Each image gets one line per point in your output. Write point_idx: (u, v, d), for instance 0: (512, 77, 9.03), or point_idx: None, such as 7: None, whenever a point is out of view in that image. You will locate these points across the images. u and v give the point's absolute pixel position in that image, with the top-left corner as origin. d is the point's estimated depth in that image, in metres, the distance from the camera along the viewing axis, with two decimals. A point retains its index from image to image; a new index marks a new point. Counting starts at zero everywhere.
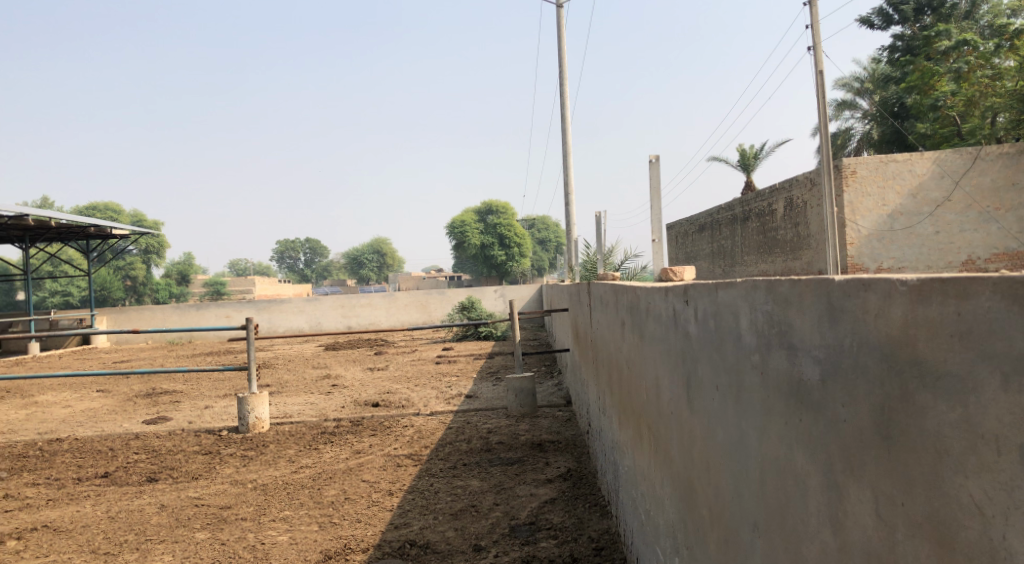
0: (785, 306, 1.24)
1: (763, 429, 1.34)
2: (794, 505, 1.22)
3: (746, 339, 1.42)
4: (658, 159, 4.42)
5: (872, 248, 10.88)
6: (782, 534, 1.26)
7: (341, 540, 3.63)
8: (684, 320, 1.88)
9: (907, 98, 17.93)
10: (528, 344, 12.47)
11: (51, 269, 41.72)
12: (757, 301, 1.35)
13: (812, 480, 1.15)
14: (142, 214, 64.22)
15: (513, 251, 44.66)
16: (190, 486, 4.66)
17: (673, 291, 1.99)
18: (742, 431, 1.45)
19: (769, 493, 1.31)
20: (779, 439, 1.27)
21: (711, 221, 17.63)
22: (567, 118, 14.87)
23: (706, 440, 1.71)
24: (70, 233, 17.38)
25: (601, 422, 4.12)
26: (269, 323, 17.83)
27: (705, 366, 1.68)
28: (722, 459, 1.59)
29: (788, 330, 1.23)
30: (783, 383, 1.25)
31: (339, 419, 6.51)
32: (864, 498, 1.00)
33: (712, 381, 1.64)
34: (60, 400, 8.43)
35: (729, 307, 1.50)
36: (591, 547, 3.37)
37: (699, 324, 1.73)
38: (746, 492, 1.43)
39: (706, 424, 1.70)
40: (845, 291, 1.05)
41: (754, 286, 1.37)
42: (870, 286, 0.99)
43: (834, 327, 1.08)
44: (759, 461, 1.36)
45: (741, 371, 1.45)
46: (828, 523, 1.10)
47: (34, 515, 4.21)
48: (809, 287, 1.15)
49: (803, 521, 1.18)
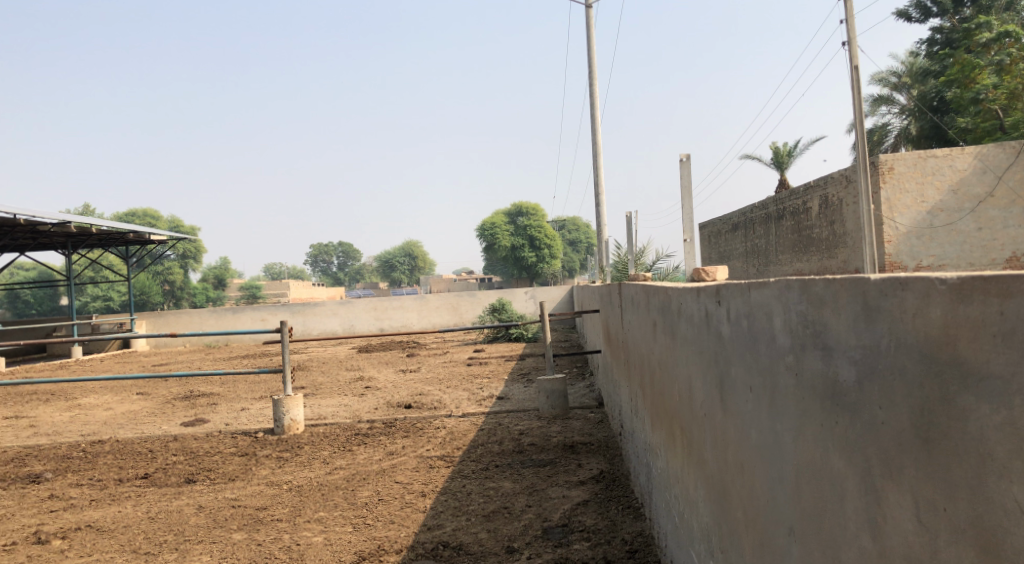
0: (820, 306, 1.21)
1: (798, 431, 1.32)
2: (830, 509, 1.19)
3: (780, 340, 1.39)
4: (689, 159, 4.38)
5: (910, 245, 10.64)
6: (819, 538, 1.23)
7: (375, 541, 3.66)
8: (716, 321, 1.85)
9: (946, 91, 17.48)
10: (559, 346, 12.46)
11: (93, 275, 43.00)
12: (791, 301, 1.33)
13: (849, 483, 1.13)
14: (179, 219, 65.73)
15: (544, 253, 44.68)
16: (227, 487, 4.76)
17: (705, 291, 1.96)
18: (777, 434, 1.42)
19: (805, 496, 1.28)
20: (815, 442, 1.24)
21: (744, 220, 17.41)
22: (597, 119, 14.82)
23: (740, 443, 1.68)
24: (111, 240, 17.86)
25: (633, 424, 4.09)
26: (302, 326, 18.10)
27: (738, 368, 1.66)
28: (756, 462, 1.56)
29: (823, 330, 1.21)
30: (818, 385, 1.23)
31: (372, 421, 6.58)
32: (904, 502, 0.98)
33: (746, 382, 1.61)
34: (102, 403, 8.68)
35: (762, 307, 1.48)
36: (624, 549, 3.35)
37: (731, 325, 1.70)
38: (781, 495, 1.41)
39: (740, 426, 1.67)
40: (882, 290, 1.03)
41: (787, 285, 1.35)
42: (907, 285, 0.96)
43: (870, 327, 1.06)
44: (795, 464, 1.34)
45: (775, 373, 1.42)
46: (866, 528, 1.07)
47: (78, 515, 4.34)
48: (843, 287, 1.13)
49: (841, 526, 1.15)
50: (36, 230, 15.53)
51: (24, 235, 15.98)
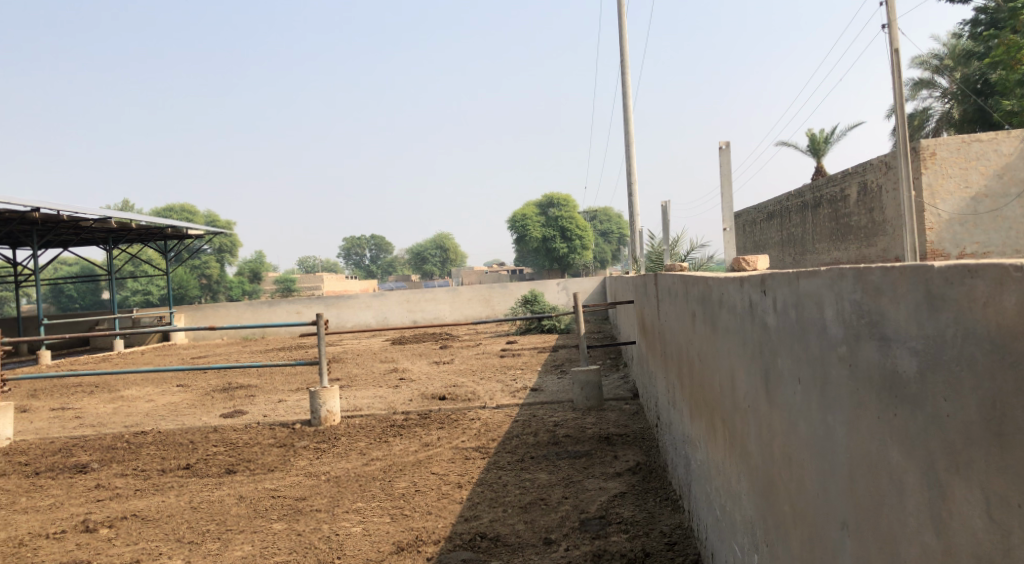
0: (877, 295, 1.17)
1: (852, 423, 1.28)
2: (889, 503, 1.15)
3: (831, 330, 1.36)
4: (728, 147, 4.31)
5: (953, 232, 10.49)
6: (876, 533, 1.20)
7: (413, 532, 3.70)
8: (760, 311, 1.83)
9: (991, 73, 16.90)
10: (592, 337, 12.42)
11: (133, 269, 44.24)
12: (844, 290, 1.29)
13: (909, 477, 1.09)
14: (215, 214, 66.97)
15: (575, 244, 44.53)
16: (266, 478, 4.87)
17: (749, 281, 1.93)
18: (828, 425, 1.39)
19: (861, 489, 1.25)
20: (871, 434, 1.21)
21: (779, 209, 17.10)
22: (629, 108, 14.68)
23: (788, 435, 1.65)
24: (150, 235, 18.31)
25: (670, 416, 4.06)
26: (337, 318, 18.35)
27: (786, 359, 1.63)
28: (806, 455, 1.53)
29: (880, 319, 1.16)
30: (875, 375, 1.18)
31: (407, 413, 6.65)
32: (973, 496, 0.94)
33: (794, 374, 1.58)
34: (144, 395, 8.93)
35: (812, 297, 1.45)
36: (663, 541, 3.34)
37: (777, 316, 1.68)
38: (834, 489, 1.37)
39: (788, 418, 1.64)
40: (947, 278, 0.98)
41: (839, 275, 1.31)
42: (978, 273, 0.92)
43: (934, 317, 1.02)
44: (848, 457, 1.30)
45: (826, 364, 1.39)
46: (930, 524, 1.04)
47: (124, 504, 4.49)
48: (903, 274, 1.09)
49: (901, 521, 1.12)
50: (79, 226, 16.00)
51: (68, 231, 16.49)
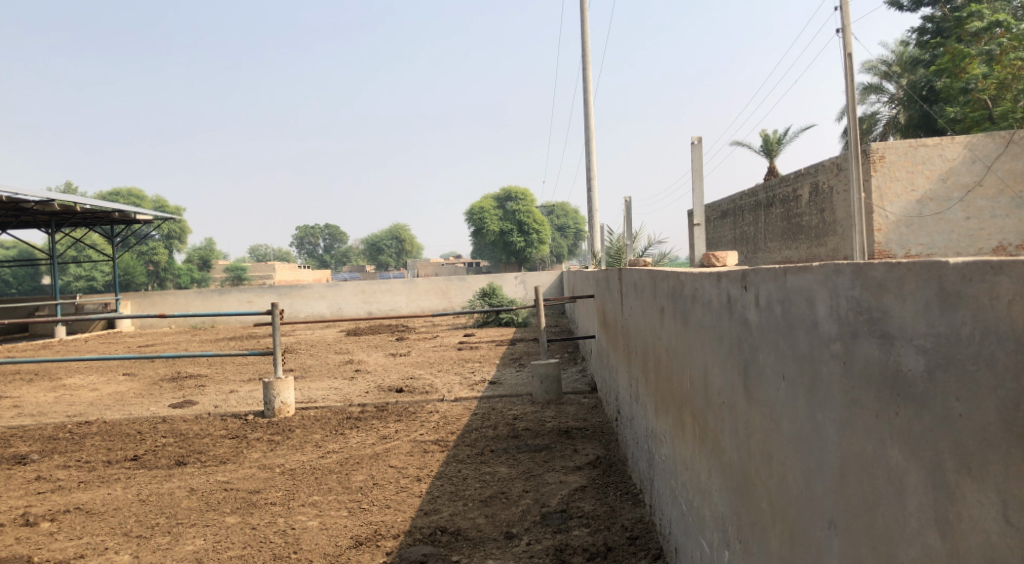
0: (879, 292, 1.15)
1: (844, 422, 1.28)
2: (885, 504, 1.14)
3: (824, 326, 1.35)
4: (700, 141, 4.39)
5: (899, 234, 11.16)
6: (868, 534, 1.19)
7: (372, 526, 3.66)
8: (741, 307, 1.85)
9: (937, 80, 17.60)
10: (550, 332, 12.49)
11: (75, 255, 42.55)
12: (840, 286, 1.28)
13: (910, 477, 1.07)
14: (163, 198, 64.77)
15: (533, 238, 44.76)
16: (218, 470, 4.74)
17: (728, 276, 1.96)
18: (817, 424, 1.39)
19: (852, 489, 1.25)
20: (867, 432, 1.19)
21: (733, 208, 17.50)
22: (590, 103, 14.82)
23: (770, 432, 1.67)
24: (95, 219, 17.60)
25: (632, 411, 4.11)
26: (290, 308, 18.00)
27: (769, 356, 1.65)
28: (790, 453, 1.54)
29: (882, 316, 1.14)
30: (875, 373, 1.17)
31: (364, 405, 6.56)
32: (987, 500, 0.92)
33: (778, 371, 1.60)
34: (88, 384, 8.60)
35: (802, 293, 1.44)
36: (625, 535, 3.38)
37: (760, 312, 1.70)
38: (822, 487, 1.38)
39: (770, 415, 1.66)
40: (964, 275, 0.95)
41: (835, 270, 1.30)
42: (1002, 270, 0.89)
43: (947, 314, 0.99)
44: (839, 457, 1.30)
45: (817, 361, 1.38)
46: (933, 526, 1.02)
47: (67, 497, 4.31)
48: (912, 270, 1.06)
49: (899, 522, 1.10)
50: (18, 207, 15.28)
51: (6, 212, 15.74)
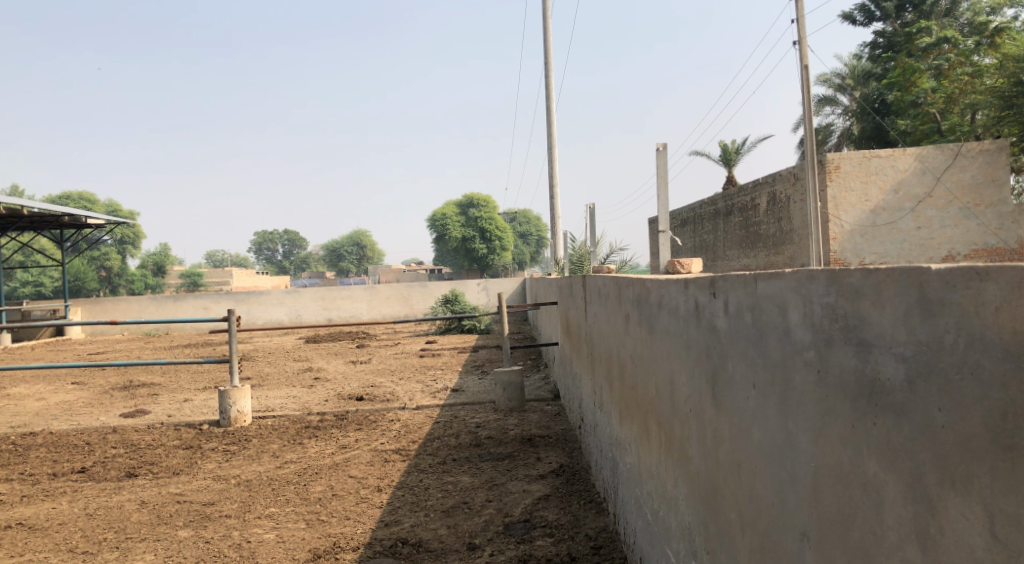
0: (856, 299, 1.16)
1: (818, 432, 1.29)
2: (861, 516, 1.16)
3: (797, 334, 1.37)
4: (665, 148, 4.46)
5: (854, 243, 11.59)
6: (843, 546, 1.21)
7: (331, 538, 3.58)
8: (710, 314, 1.86)
9: (888, 94, 18.25)
10: (514, 339, 12.49)
11: (21, 259, 40.96)
12: (814, 293, 1.30)
13: (888, 489, 1.08)
14: (119, 202, 62.96)
15: (496, 244, 44.71)
16: (171, 482, 4.59)
17: (696, 283, 1.97)
18: (789, 433, 1.41)
19: (825, 499, 1.27)
20: (843, 443, 1.21)
21: (694, 216, 17.79)
22: (553, 111, 14.94)
23: (738, 441, 1.69)
24: (44, 222, 16.94)
25: (596, 419, 4.12)
26: (248, 315, 17.63)
27: (737, 364, 1.67)
28: (760, 462, 1.56)
29: (859, 324, 1.16)
30: (850, 382, 1.19)
31: (323, 413, 6.45)
32: (973, 515, 0.92)
33: (747, 379, 1.62)
34: (33, 393, 8.25)
35: (774, 300, 1.46)
36: (588, 545, 3.37)
37: (728, 319, 1.72)
38: (794, 499, 1.39)
39: (738, 423, 1.68)
40: (947, 282, 0.96)
41: (809, 277, 1.32)
42: (989, 276, 0.90)
43: (928, 322, 1.00)
44: (812, 468, 1.31)
45: (791, 369, 1.40)
46: (913, 540, 1.03)
47: (8, 512, 4.11)
48: (891, 277, 1.08)
49: (876, 535, 1.12)
50: None
51: None
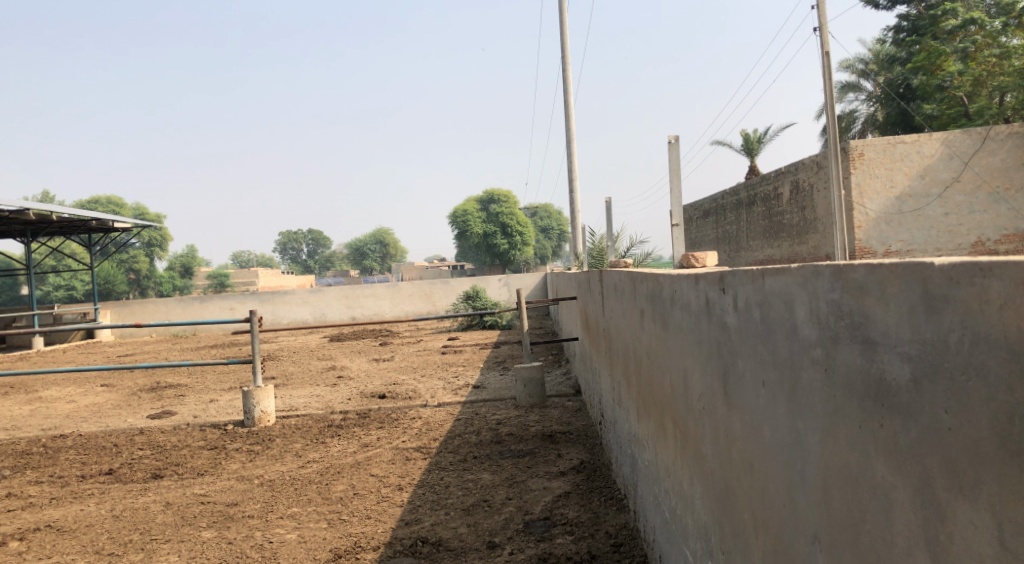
0: (861, 295, 1.13)
1: (827, 431, 1.27)
2: (870, 520, 1.13)
3: (804, 332, 1.34)
4: (677, 140, 4.41)
5: (879, 230, 11.33)
6: (853, 549, 1.18)
7: (351, 538, 3.61)
8: (720, 309, 1.83)
9: (913, 79, 17.84)
10: (535, 334, 12.46)
11: (53, 265, 41.88)
12: (820, 289, 1.27)
13: (897, 492, 1.06)
14: (145, 205, 63.99)
15: (517, 239, 44.62)
16: (195, 483, 4.66)
17: (705, 279, 1.95)
18: (798, 433, 1.38)
19: (835, 502, 1.24)
20: (850, 444, 1.18)
21: (716, 207, 17.60)
22: (570, 104, 14.82)
23: (749, 440, 1.66)
24: (73, 228, 17.29)
25: (615, 415, 4.09)
26: (273, 314, 17.85)
27: (747, 361, 1.64)
28: (771, 462, 1.54)
29: (864, 321, 1.13)
30: (856, 381, 1.16)
31: (345, 412, 6.51)
32: (981, 522, 0.89)
33: (756, 377, 1.59)
34: (64, 396, 8.44)
35: (781, 296, 1.43)
36: (609, 543, 3.36)
37: (738, 315, 1.69)
38: (804, 500, 1.37)
39: (749, 422, 1.66)
40: (951, 278, 0.93)
41: (814, 273, 1.29)
42: (992, 272, 0.87)
43: (932, 320, 0.97)
44: (822, 468, 1.29)
45: (798, 367, 1.37)
46: (922, 545, 1.00)
47: (38, 514, 4.21)
48: (894, 273, 1.05)
49: (886, 541, 1.09)
50: None
51: None
